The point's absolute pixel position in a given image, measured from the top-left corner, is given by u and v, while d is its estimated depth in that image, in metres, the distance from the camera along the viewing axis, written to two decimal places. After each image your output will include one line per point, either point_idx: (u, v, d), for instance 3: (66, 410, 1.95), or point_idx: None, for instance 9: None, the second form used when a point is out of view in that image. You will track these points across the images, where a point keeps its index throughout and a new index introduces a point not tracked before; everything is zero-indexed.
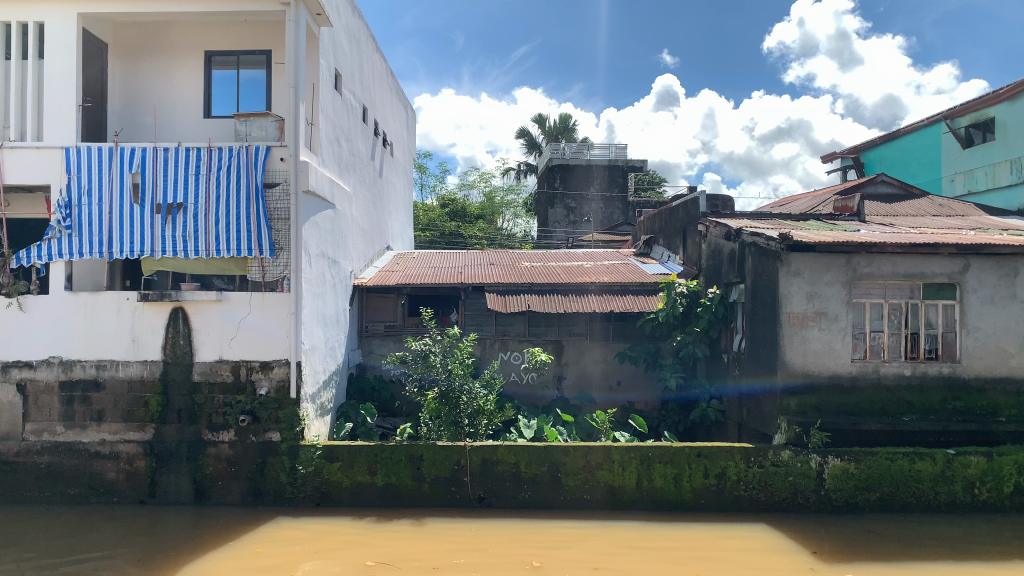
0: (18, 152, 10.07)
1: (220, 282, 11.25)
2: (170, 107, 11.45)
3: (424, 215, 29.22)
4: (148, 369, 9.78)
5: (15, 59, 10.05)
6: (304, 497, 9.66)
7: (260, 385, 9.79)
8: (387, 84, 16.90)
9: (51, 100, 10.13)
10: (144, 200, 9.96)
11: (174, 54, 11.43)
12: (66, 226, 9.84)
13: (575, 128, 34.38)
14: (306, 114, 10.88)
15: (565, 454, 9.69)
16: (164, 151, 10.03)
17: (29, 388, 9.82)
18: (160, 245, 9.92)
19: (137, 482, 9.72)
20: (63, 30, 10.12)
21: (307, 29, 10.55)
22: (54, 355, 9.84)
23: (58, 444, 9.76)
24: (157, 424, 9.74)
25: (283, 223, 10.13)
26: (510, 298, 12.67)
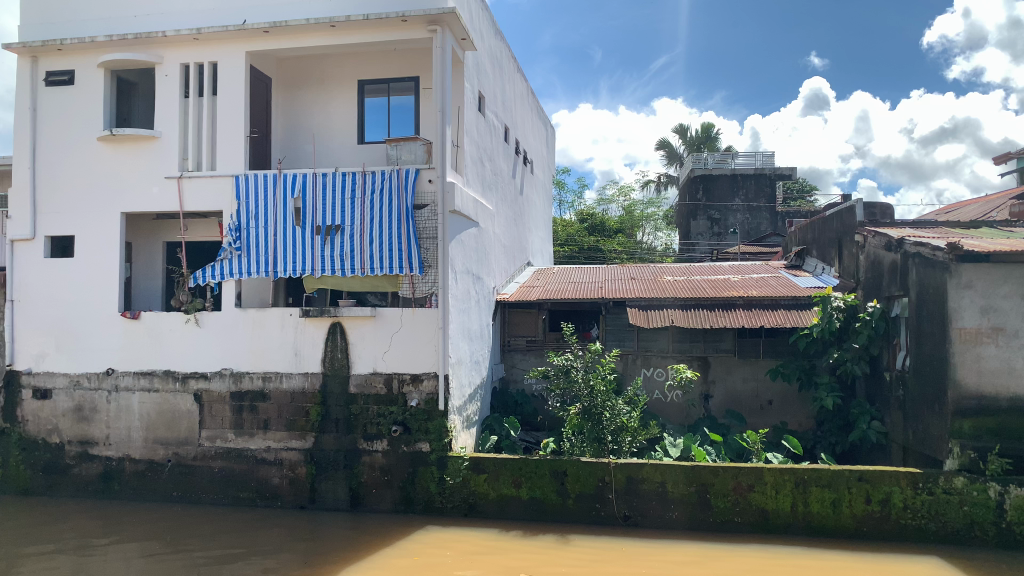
0: (196, 180, 11.03)
1: (373, 299, 11.73)
2: (328, 134, 12.17)
3: (562, 230, 29.61)
4: (309, 381, 10.38)
5: (194, 97, 11.04)
6: (453, 507, 9.91)
7: (411, 397, 10.14)
8: (527, 103, 17.20)
9: (223, 133, 11.03)
10: (305, 223, 10.63)
11: (330, 85, 12.15)
12: (236, 247, 10.69)
13: (718, 137, 33.54)
14: (453, 136, 11.22)
15: (715, 474, 9.39)
16: (322, 176, 10.67)
17: (204, 397, 10.66)
18: (319, 264, 10.55)
19: (299, 488, 10.31)
20: (234, 68, 11.01)
21: (453, 54, 10.88)
22: (226, 366, 10.64)
23: (230, 450, 10.53)
24: (316, 433, 10.30)
25: (432, 241, 10.43)
26: (652, 313, 12.51)
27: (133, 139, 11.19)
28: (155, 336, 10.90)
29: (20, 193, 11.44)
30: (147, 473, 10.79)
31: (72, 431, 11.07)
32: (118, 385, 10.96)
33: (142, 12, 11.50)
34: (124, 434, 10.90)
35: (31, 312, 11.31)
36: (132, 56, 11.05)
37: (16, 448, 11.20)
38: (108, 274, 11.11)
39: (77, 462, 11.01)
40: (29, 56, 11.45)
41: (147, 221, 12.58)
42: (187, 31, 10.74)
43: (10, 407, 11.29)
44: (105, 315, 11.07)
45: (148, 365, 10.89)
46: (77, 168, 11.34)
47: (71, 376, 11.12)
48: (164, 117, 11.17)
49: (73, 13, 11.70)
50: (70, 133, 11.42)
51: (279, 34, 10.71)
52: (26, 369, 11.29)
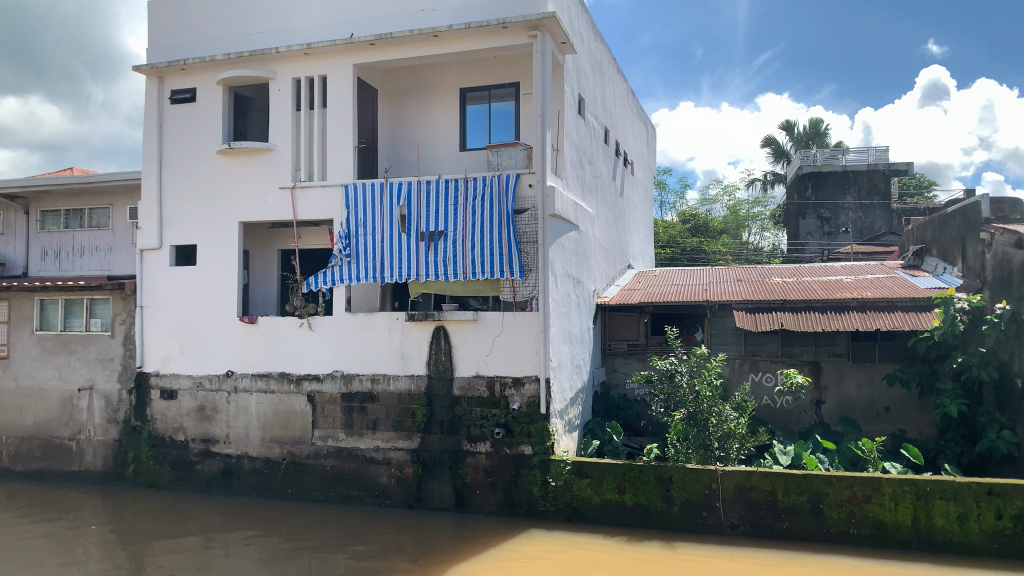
0: (308, 190, 11.49)
1: (475, 303, 11.81)
2: (431, 142, 12.43)
3: (664, 231, 29.21)
4: (415, 383, 10.62)
5: (305, 110, 11.51)
6: (556, 511, 9.90)
7: (513, 400, 10.21)
8: (627, 104, 17.06)
9: (332, 143, 11.44)
10: (410, 229, 10.90)
11: (433, 94, 12.41)
12: (345, 254, 11.07)
13: (828, 132, 32.24)
14: (553, 140, 11.25)
15: (828, 484, 9.02)
16: (426, 183, 10.92)
17: (317, 399, 11.09)
18: (424, 269, 10.79)
19: (406, 488, 10.55)
20: (342, 80, 11.41)
21: (553, 58, 10.91)
22: (337, 368, 11.03)
23: (341, 449, 10.90)
24: (422, 434, 10.53)
25: (532, 245, 10.47)
26: (760, 316, 12.18)
27: (250, 152, 11.78)
28: (270, 340, 11.42)
29: (149, 206, 12.23)
30: (264, 470, 11.30)
31: (195, 429, 11.72)
32: (237, 386, 11.54)
33: (257, 31, 12.09)
34: (243, 432, 11.45)
35: (159, 317, 12.06)
36: (249, 73, 11.64)
37: (146, 445, 11.95)
38: (228, 281, 11.72)
39: (201, 459, 11.65)
40: (157, 77, 12.28)
41: (263, 230, 13.20)
42: (298, 47, 11.22)
43: (141, 406, 12.06)
44: (225, 320, 11.68)
45: (264, 368, 11.41)
46: (200, 181, 12.03)
47: (195, 378, 11.79)
48: (277, 131, 11.70)
49: (195, 34, 12.44)
50: (193, 148, 12.13)
51: (384, 45, 11.03)
52: (154, 371, 12.04)
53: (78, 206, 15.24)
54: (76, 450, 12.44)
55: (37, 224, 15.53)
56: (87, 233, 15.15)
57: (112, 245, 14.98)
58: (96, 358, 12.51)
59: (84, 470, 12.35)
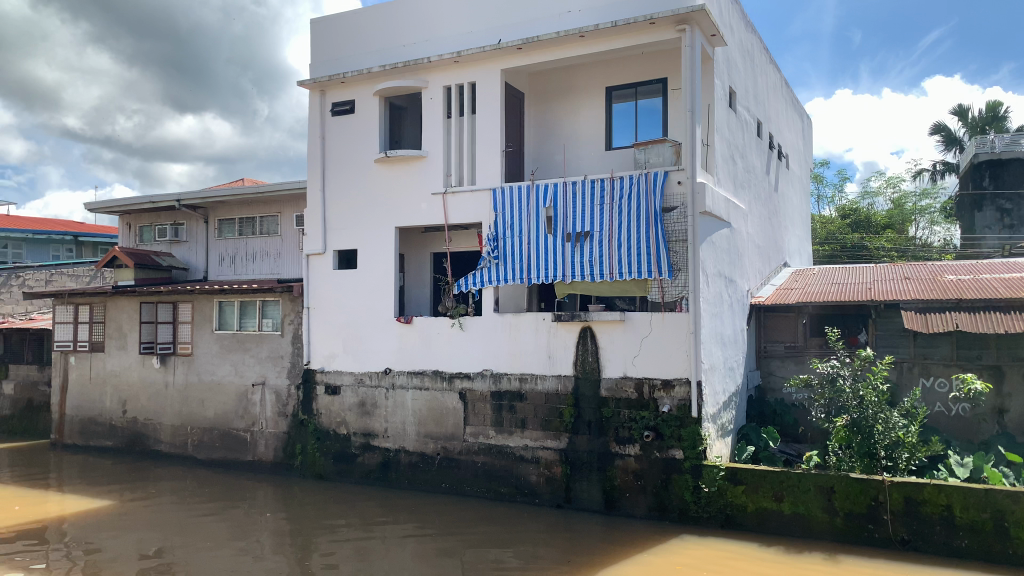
0: (458, 195, 11.81)
1: (622, 303, 11.72)
2: (578, 142, 12.42)
3: (821, 228, 27.79)
4: (563, 383, 10.67)
5: (455, 117, 11.84)
6: (708, 517, 9.62)
7: (662, 402, 10.03)
8: (781, 95, 16.37)
9: (481, 147, 11.69)
10: (556, 230, 10.99)
11: (580, 94, 12.40)
12: (494, 256, 11.32)
13: (1008, 115, 29.44)
14: (703, 136, 10.97)
15: (1015, 501, 8.21)
16: (572, 184, 10.96)
17: (468, 396, 11.37)
18: (570, 270, 10.83)
19: (555, 487, 10.60)
20: (490, 85, 11.64)
21: (703, 52, 10.65)
22: (487, 367, 11.28)
23: (491, 446, 11.13)
24: (570, 435, 10.55)
25: (682, 244, 10.22)
26: (932, 317, 11.32)
27: (405, 160, 12.27)
28: (424, 339, 11.84)
29: (314, 214, 13.04)
30: (419, 464, 11.72)
31: (356, 423, 12.34)
32: (394, 383, 12.06)
33: (410, 42, 12.58)
34: (400, 427, 11.93)
35: (324, 318, 12.83)
36: (403, 83, 12.14)
37: (311, 437, 12.72)
38: (385, 283, 12.26)
39: (361, 452, 12.25)
40: (320, 91, 13.08)
41: (416, 234, 13.69)
42: (449, 56, 11.57)
43: (307, 401, 12.86)
44: (383, 320, 12.24)
45: (419, 366, 11.85)
46: (359, 189, 12.67)
47: (356, 375, 12.43)
48: (430, 138, 12.10)
49: (353, 48, 13.12)
50: (352, 157, 12.80)
51: (532, 49, 11.17)
52: (319, 368, 12.81)
53: (250, 214, 16.45)
54: (250, 441, 13.43)
55: (216, 231, 16.93)
56: (258, 239, 16.32)
57: (280, 251, 16.06)
58: (267, 355, 13.43)
59: (258, 460, 13.30)
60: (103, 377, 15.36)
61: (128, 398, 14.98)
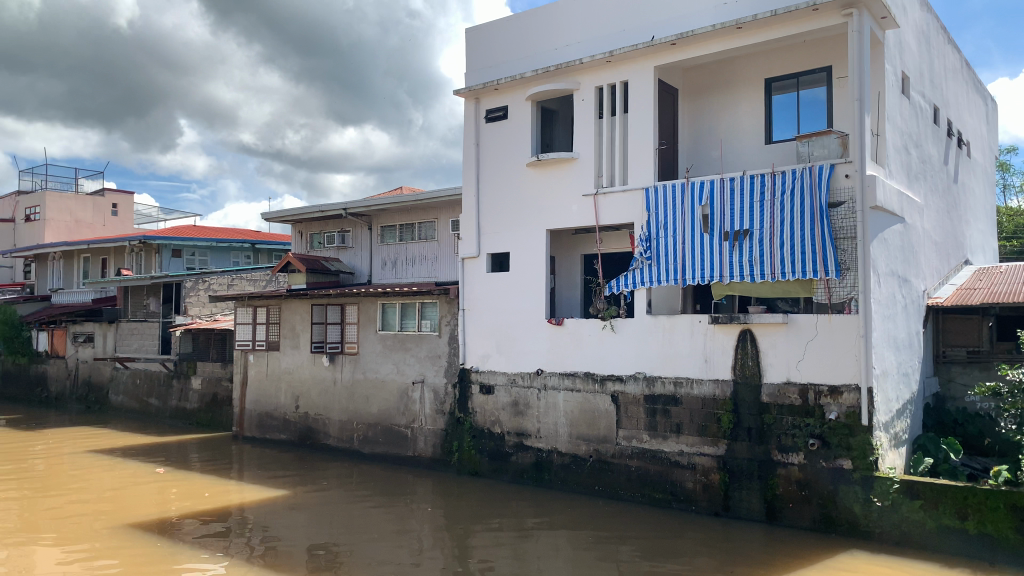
0: (610, 196, 11.71)
1: (784, 304, 11.17)
2: (736, 138, 11.97)
3: (1008, 222, 25.37)
4: (720, 388, 10.33)
5: (606, 117, 11.76)
6: (881, 533, 8.97)
7: (829, 409, 9.47)
8: (961, 77, 15.07)
9: (633, 147, 11.54)
10: (713, 229, 10.68)
11: (737, 87, 11.97)
12: (647, 257, 11.19)
13: None
14: (872, 126, 10.27)
15: None
16: (729, 181, 10.61)
17: (621, 399, 11.25)
18: (728, 270, 10.49)
19: (713, 495, 10.25)
20: (643, 82, 11.46)
21: (872, 36, 9.99)
22: (640, 370, 11.11)
23: (645, 451, 10.94)
24: (729, 441, 10.19)
25: (850, 241, 9.62)
26: None
27: (557, 163, 12.33)
28: (577, 341, 11.83)
29: (470, 218, 13.38)
30: (572, 466, 11.72)
31: (511, 423, 12.53)
32: (546, 384, 12.14)
33: (561, 44, 12.65)
34: (552, 428, 11.99)
35: (479, 320, 13.14)
36: (555, 86, 12.22)
37: (468, 435, 13.05)
38: (538, 285, 12.37)
39: (515, 451, 12.42)
40: (474, 99, 13.46)
41: (567, 236, 13.72)
42: (600, 56, 11.53)
43: (463, 399, 13.21)
44: (536, 322, 12.35)
45: (571, 367, 11.85)
46: (512, 192, 12.87)
47: (509, 375, 12.63)
48: (581, 140, 12.10)
49: (507, 55, 13.36)
50: (506, 161, 13.01)
51: (686, 44, 10.92)
52: (474, 367, 13.14)
53: (410, 220, 17.11)
54: (411, 437, 13.94)
55: (378, 237, 17.74)
56: (417, 244, 16.95)
57: (437, 255, 16.58)
58: (426, 355, 13.90)
59: (418, 456, 13.79)
60: (278, 374, 16.48)
61: (300, 393, 15.98)
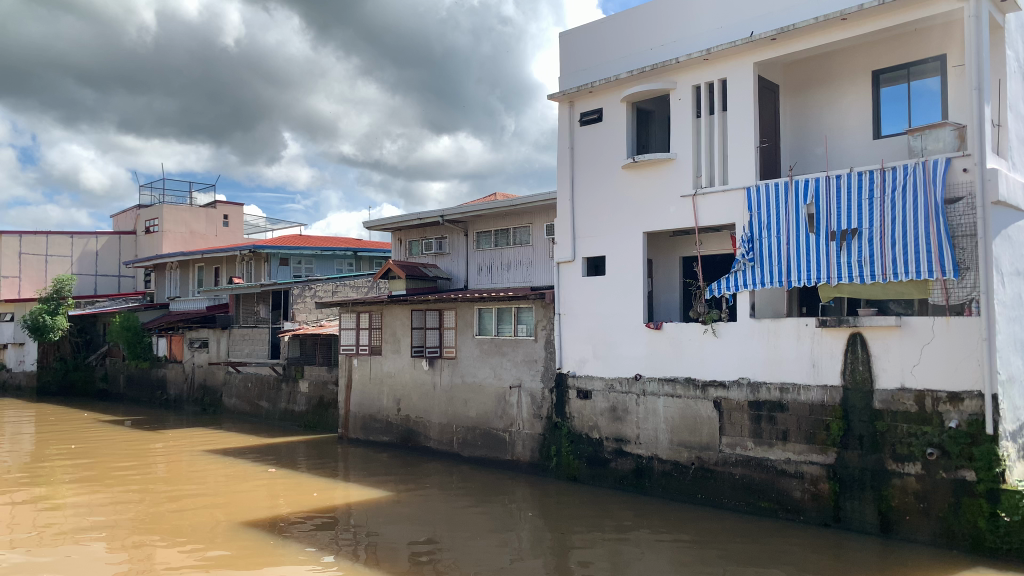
0: (709, 197, 11.47)
1: (897, 306, 10.68)
2: (842, 133, 11.51)
3: None
4: (829, 394, 9.93)
5: (704, 116, 11.53)
6: (1009, 550, 8.32)
7: (948, 417, 8.95)
8: None
9: (733, 146, 11.26)
10: (819, 229, 10.33)
11: (842, 81, 11.51)
12: (749, 259, 10.90)
13: None
14: (992, 116, 9.66)
15: None
16: (835, 178, 10.21)
17: (724, 405, 10.98)
18: (836, 271, 10.12)
19: (822, 505, 9.85)
20: (742, 79, 11.17)
21: (990, 21, 9.41)
22: (743, 375, 10.81)
23: (750, 458, 10.63)
24: (839, 449, 9.77)
25: (969, 239, 9.07)
26: None
27: (654, 164, 12.17)
28: (676, 345, 11.63)
29: (565, 222, 13.37)
30: (673, 473, 11.50)
31: (609, 429, 12.42)
32: (645, 390, 11.98)
33: (656, 45, 12.50)
34: (652, 435, 11.81)
35: (576, 324, 13.10)
36: (650, 87, 12.07)
37: (566, 440, 13.02)
38: (635, 289, 12.23)
39: (614, 457, 12.30)
40: (569, 103, 13.48)
41: (666, 238, 13.53)
42: (697, 54, 11.32)
43: (561, 404, 13.19)
44: (634, 326, 12.21)
45: (671, 372, 11.65)
46: (608, 195, 12.78)
47: (607, 380, 12.52)
48: (679, 140, 11.90)
49: (601, 57, 13.30)
50: (602, 164, 12.94)
51: (787, 39, 10.59)
52: (571, 372, 13.10)
53: (505, 226, 17.24)
54: (509, 440, 14.01)
55: (475, 243, 17.95)
56: (512, 249, 17.04)
57: (533, 259, 16.63)
58: (523, 360, 13.95)
59: (516, 460, 13.84)
60: (380, 378, 16.90)
61: (401, 397, 16.34)
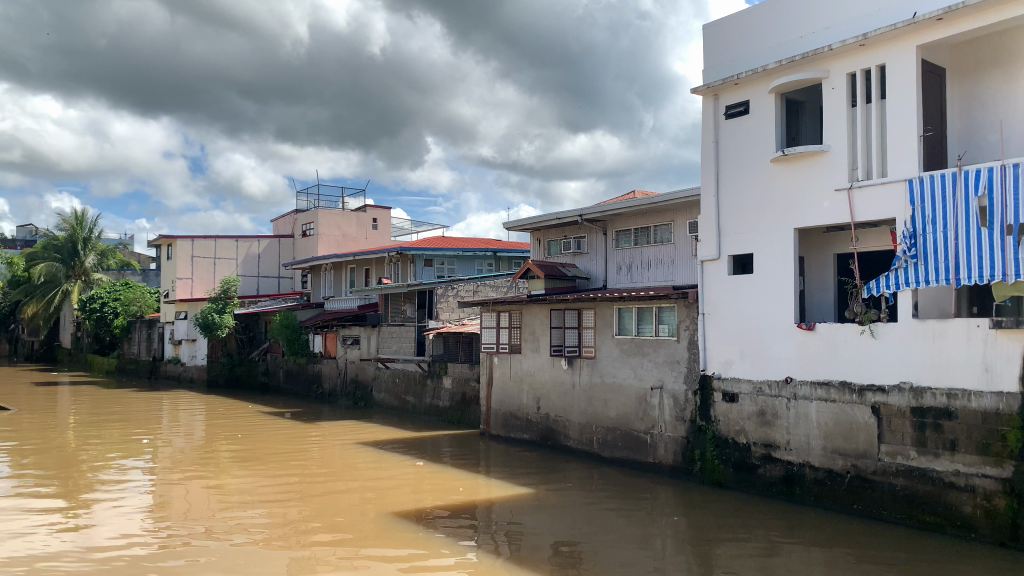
0: (867, 190, 10.82)
1: None
2: (1020, 118, 10.52)
3: None
4: (1005, 401, 9.08)
5: (861, 105, 10.91)
6: None
7: None
8: None
9: (894, 136, 10.58)
10: (992, 222, 9.53)
11: (1020, 61, 10.50)
12: (911, 255, 10.23)
13: None
14: None
15: None
16: (1012, 166, 9.37)
17: (883, 411, 10.33)
18: (1013, 268, 9.29)
19: (997, 523, 9.03)
20: (903, 64, 10.48)
21: None
22: (905, 380, 10.13)
23: (913, 469, 9.94)
24: (1016, 463, 8.90)
25: None
26: None
27: (805, 157, 11.64)
28: (830, 347, 11.08)
29: (710, 219, 13.05)
30: (827, 482, 10.94)
31: (757, 433, 12.00)
32: (796, 394, 11.47)
33: (807, 32, 11.93)
34: (803, 440, 11.30)
35: (721, 324, 12.75)
36: (802, 76, 11.56)
37: (711, 444, 12.69)
38: (785, 287, 11.76)
39: (763, 463, 11.87)
40: (714, 96, 13.16)
41: (818, 235, 12.90)
42: (853, 39, 10.76)
43: (706, 407, 12.86)
44: (784, 326, 11.75)
45: (824, 375, 11.11)
46: (755, 191, 12.35)
47: (755, 383, 12.11)
48: (833, 130, 11.33)
49: (747, 48, 12.85)
50: (748, 158, 12.52)
51: (954, 18, 9.82)
52: (716, 374, 12.76)
53: (646, 224, 17.01)
54: (651, 443, 13.79)
55: (614, 242, 17.83)
56: (653, 248, 16.80)
57: (674, 257, 16.31)
58: (664, 360, 13.71)
59: (658, 462, 13.60)
60: (521, 376, 17.11)
61: (541, 396, 16.47)
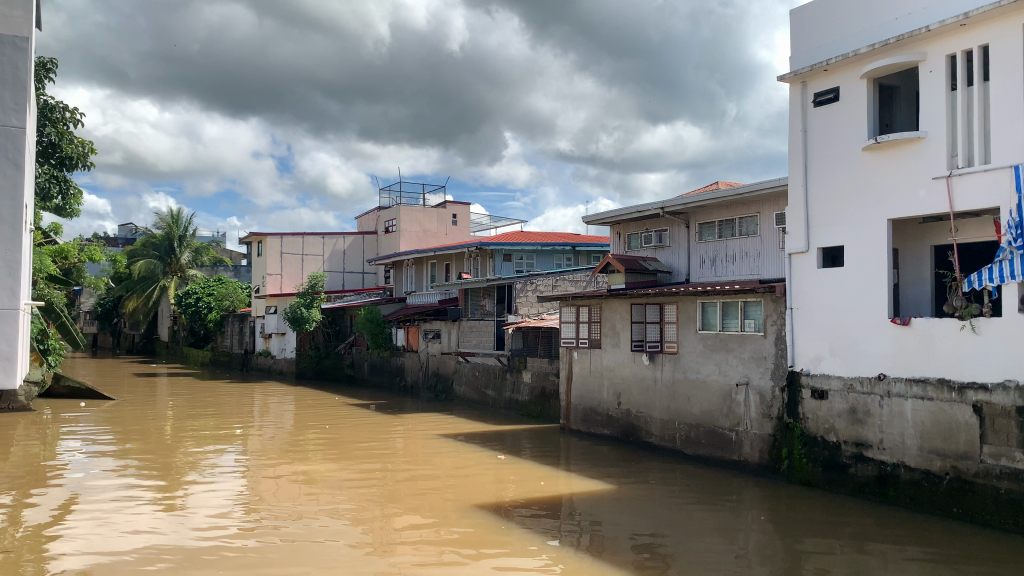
0: (967, 178, 10.28)
1: None
2: None
3: None
4: None
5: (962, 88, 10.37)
6: None
7: None
8: None
9: (998, 120, 10.01)
10: None
11: None
12: (1017, 246, 9.73)
13: None
14: None
15: None
16: None
17: (985, 411, 9.74)
18: None
19: None
20: (1008, 43, 9.90)
21: None
22: (1010, 378, 9.55)
23: (1018, 472, 9.31)
24: None
25: None
26: None
27: (899, 144, 11.15)
28: (928, 343, 10.60)
29: (798, 211, 12.68)
30: (924, 483, 10.47)
31: (848, 432, 11.60)
32: (890, 391, 11.02)
33: (902, 14, 11.41)
34: (898, 440, 10.84)
35: (810, 319, 12.38)
36: (897, 60, 11.08)
37: (799, 443, 12.33)
38: (878, 280, 11.32)
39: (854, 462, 11.47)
40: (802, 83, 12.77)
41: (914, 225, 12.34)
42: (953, 19, 10.25)
43: (793, 404, 12.52)
44: (877, 321, 11.32)
45: (921, 372, 10.63)
46: (847, 181, 11.92)
47: (846, 380, 11.71)
48: (930, 116, 10.82)
49: (836, 33, 12.37)
50: (839, 147, 12.08)
51: None
52: (805, 370, 12.41)
53: (730, 216, 16.65)
54: (736, 441, 13.48)
55: (697, 235, 17.52)
56: (738, 240, 16.42)
57: (760, 250, 15.91)
58: (750, 357, 13.39)
59: (744, 461, 13.29)
60: (601, 371, 17.01)
61: (622, 391, 16.34)
